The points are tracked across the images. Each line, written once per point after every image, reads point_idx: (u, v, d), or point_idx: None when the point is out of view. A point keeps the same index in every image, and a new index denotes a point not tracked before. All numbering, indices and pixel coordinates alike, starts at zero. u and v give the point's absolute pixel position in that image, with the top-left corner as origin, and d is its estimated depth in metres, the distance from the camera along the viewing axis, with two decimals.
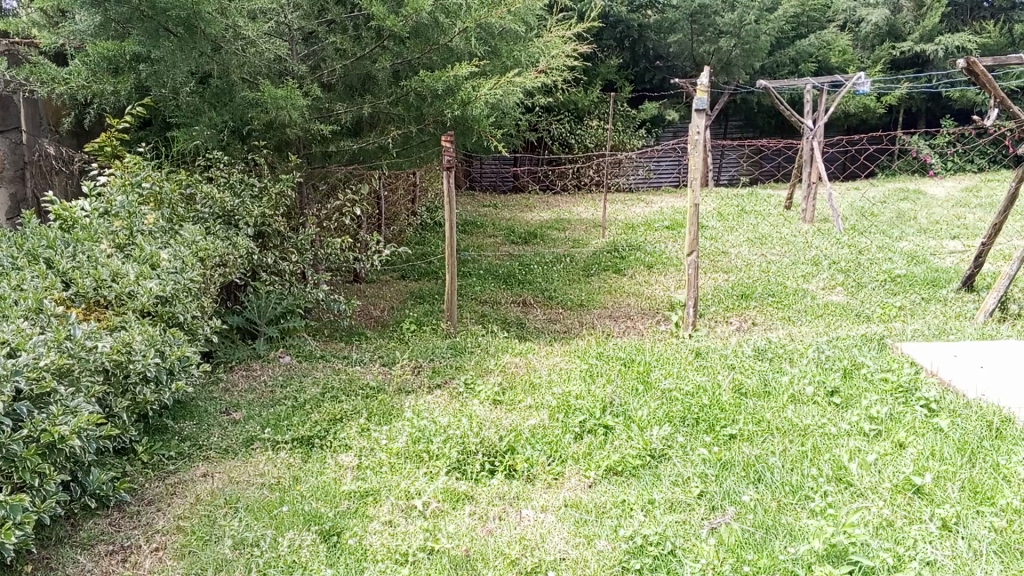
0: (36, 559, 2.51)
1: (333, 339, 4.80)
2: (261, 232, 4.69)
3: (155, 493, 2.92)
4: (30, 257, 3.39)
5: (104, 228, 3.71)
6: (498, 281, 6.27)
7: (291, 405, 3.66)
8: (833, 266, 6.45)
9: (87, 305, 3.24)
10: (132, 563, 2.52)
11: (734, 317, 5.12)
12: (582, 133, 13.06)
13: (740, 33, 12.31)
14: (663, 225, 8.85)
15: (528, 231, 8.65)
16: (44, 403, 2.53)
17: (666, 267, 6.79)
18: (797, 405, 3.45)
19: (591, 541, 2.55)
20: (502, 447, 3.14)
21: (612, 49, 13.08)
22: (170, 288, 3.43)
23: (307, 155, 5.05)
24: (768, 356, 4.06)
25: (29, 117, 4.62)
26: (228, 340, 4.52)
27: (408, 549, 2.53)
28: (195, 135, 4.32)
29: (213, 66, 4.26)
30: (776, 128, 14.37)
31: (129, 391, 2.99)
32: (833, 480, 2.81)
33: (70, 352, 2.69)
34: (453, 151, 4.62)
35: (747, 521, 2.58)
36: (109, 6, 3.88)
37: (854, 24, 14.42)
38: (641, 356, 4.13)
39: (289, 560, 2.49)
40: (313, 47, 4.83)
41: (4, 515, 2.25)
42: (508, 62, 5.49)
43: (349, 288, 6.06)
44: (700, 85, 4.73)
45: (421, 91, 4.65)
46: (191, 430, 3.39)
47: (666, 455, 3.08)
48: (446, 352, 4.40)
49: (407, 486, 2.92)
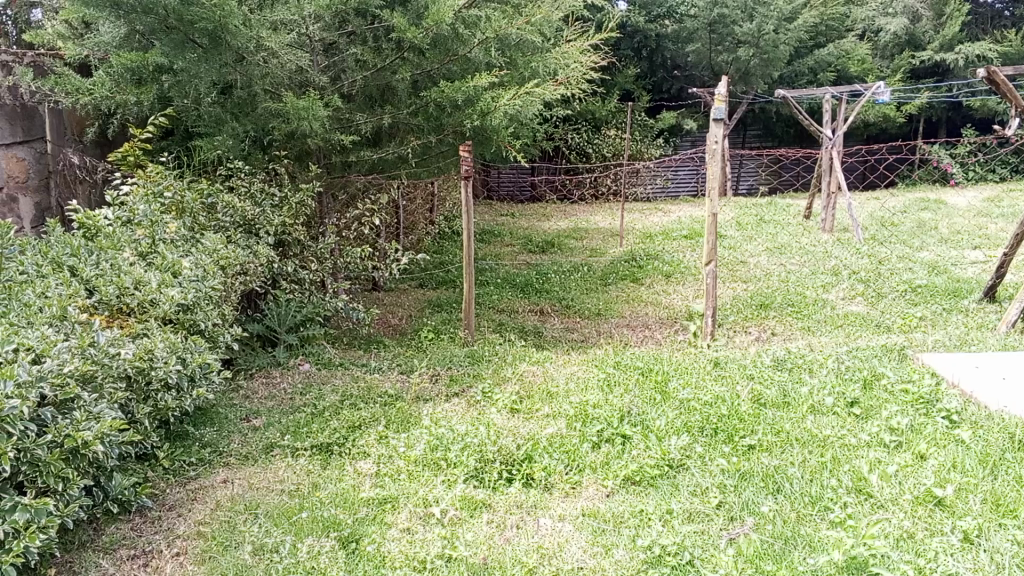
0: (59, 563, 2.54)
1: (351, 347, 4.83)
2: (282, 241, 4.74)
3: (176, 498, 2.95)
4: (54, 265, 3.42)
5: (127, 237, 3.74)
6: (515, 290, 6.29)
7: (310, 412, 3.68)
8: (853, 276, 6.40)
9: (110, 312, 3.30)
10: (153, 568, 2.55)
11: (753, 328, 5.09)
12: (600, 142, 13.03)
13: (759, 43, 12.29)
14: (682, 234, 8.83)
15: (546, 240, 8.65)
16: (68, 409, 2.57)
17: (684, 276, 6.78)
18: (816, 416, 3.43)
19: (609, 551, 2.54)
20: (519, 455, 3.14)
21: (629, 60, 13.19)
22: (192, 296, 3.48)
23: (328, 165, 5.09)
24: (787, 367, 4.04)
25: (53, 127, 4.67)
26: (248, 348, 4.56)
27: (426, 556, 2.53)
28: (217, 144, 4.38)
29: (236, 76, 4.33)
30: (795, 138, 14.30)
31: (151, 397, 3.01)
32: (853, 491, 2.79)
33: (94, 359, 2.74)
34: (472, 161, 4.64)
35: (766, 531, 2.57)
36: (135, 18, 3.96)
37: (873, 34, 14.40)
38: (660, 365, 4.12)
39: (308, 566, 2.50)
40: (334, 59, 4.84)
41: (29, 518, 2.28)
42: (526, 74, 5.53)
43: (368, 297, 6.10)
44: (718, 94, 4.70)
45: (441, 101, 4.71)
46: (212, 436, 3.42)
47: (684, 465, 3.06)
48: (464, 360, 4.41)
49: (425, 493, 2.93)
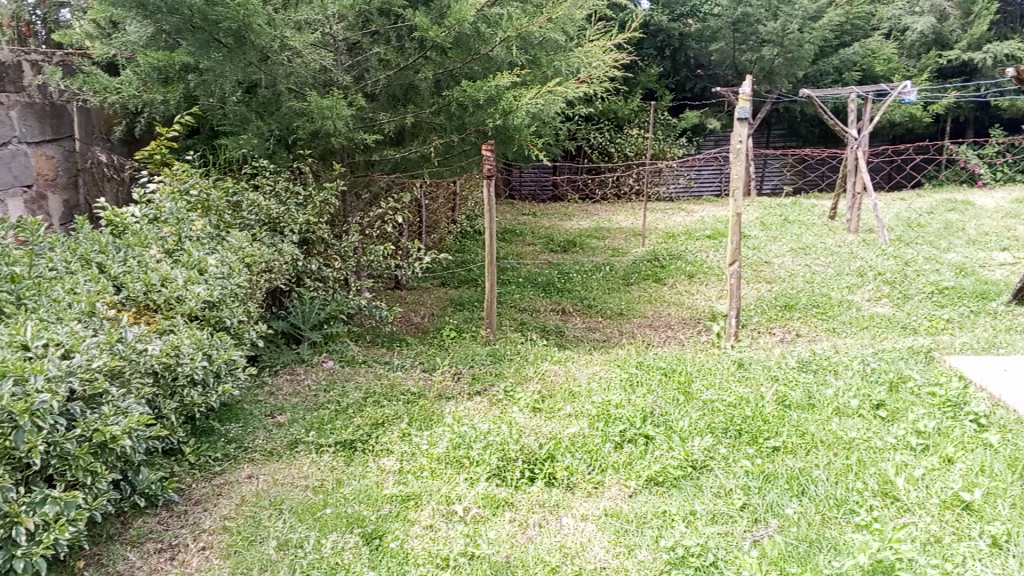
0: (88, 556, 2.58)
1: (374, 345, 4.86)
2: (306, 239, 4.78)
3: (202, 493, 2.98)
4: (83, 262, 3.46)
5: (153, 234, 3.77)
6: (536, 289, 6.30)
7: (334, 409, 3.71)
8: (879, 277, 6.34)
9: (138, 308, 3.31)
10: (180, 561, 2.57)
11: (777, 329, 5.05)
12: (623, 141, 13.00)
13: (784, 42, 12.20)
14: (705, 234, 8.79)
15: (567, 239, 8.65)
16: (96, 404, 2.60)
17: (708, 276, 6.75)
18: (841, 418, 3.40)
19: (632, 551, 2.54)
20: (541, 455, 3.15)
21: (652, 59, 13.21)
22: (218, 293, 3.52)
23: (351, 164, 5.12)
24: (812, 368, 4.00)
25: (82, 126, 4.74)
26: (273, 344, 4.60)
27: (449, 553, 2.54)
28: (243, 142, 4.43)
29: (261, 75, 4.36)
30: (819, 137, 14.18)
31: (177, 393, 3.05)
32: (879, 495, 2.76)
33: (122, 354, 2.77)
34: (494, 160, 4.65)
35: (790, 534, 2.56)
36: (162, 17, 4.00)
37: (899, 32, 14.15)
38: (683, 366, 4.11)
39: (332, 562, 2.52)
40: (358, 58, 4.86)
41: (58, 511, 2.32)
42: (548, 73, 5.53)
43: (390, 295, 6.12)
44: (742, 93, 4.68)
45: (464, 100, 4.72)
46: (237, 432, 3.45)
47: (707, 467, 3.05)
48: (486, 359, 4.42)
49: (448, 491, 2.94)
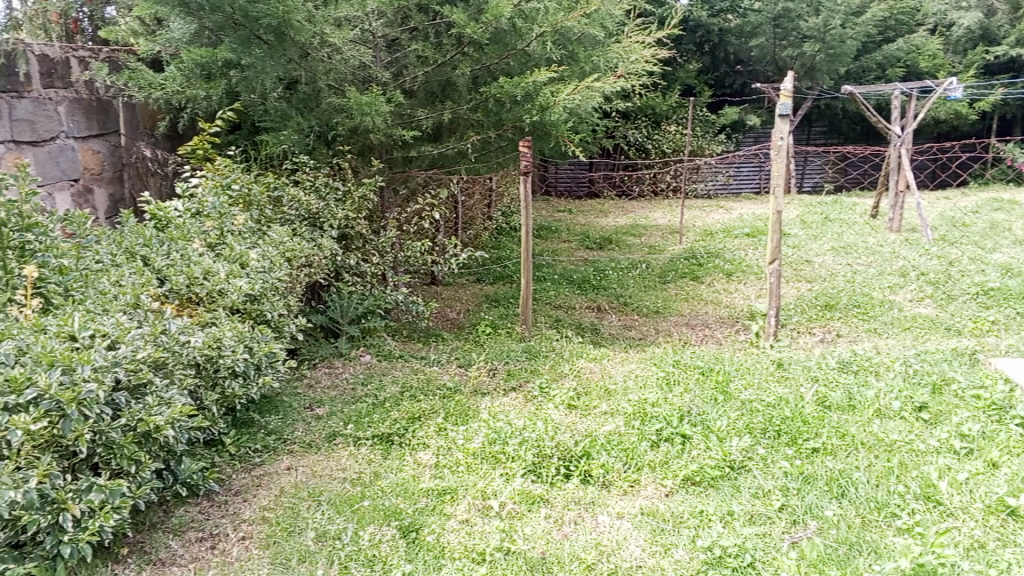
0: (131, 543, 2.63)
1: (410, 339, 4.89)
2: (344, 235, 4.82)
3: (242, 484, 3.02)
4: (128, 255, 3.53)
5: (196, 228, 3.82)
6: (572, 286, 6.29)
7: (371, 403, 3.74)
8: (922, 277, 6.22)
9: (180, 301, 3.37)
10: (220, 550, 2.61)
11: (817, 329, 4.98)
12: (660, 138, 12.93)
13: (826, 38, 12.02)
14: (744, 232, 8.70)
15: (603, 237, 8.62)
16: (141, 394, 2.65)
17: (747, 275, 6.68)
18: (883, 420, 3.35)
19: (668, 550, 2.53)
20: (577, 452, 3.14)
21: (691, 54, 13.09)
22: (259, 287, 3.57)
23: (389, 160, 5.15)
24: (853, 369, 3.95)
25: (127, 122, 4.83)
26: (311, 338, 4.65)
27: (485, 548, 2.55)
28: (283, 139, 4.50)
29: (301, 72, 4.40)
30: (861, 135, 13.96)
31: (219, 384, 3.10)
32: (921, 498, 2.72)
33: (165, 346, 2.82)
34: (531, 156, 4.65)
35: (830, 536, 2.53)
36: (204, 15, 4.05)
37: (944, 28, 13.96)
38: (721, 366, 4.07)
39: (369, 554, 2.54)
40: (397, 54, 4.89)
41: (103, 498, 2.37)
42: (586, 69, 5.51)
43: (427, 291, 6.16)
44: (783, 89, 4.62)
45: (501, 96, 4.72)
46: (277, 424, 3.50)
47: (745, 467, 3.02)
48: (521, 355, 4.42)
49: (483, 486, 2.95)
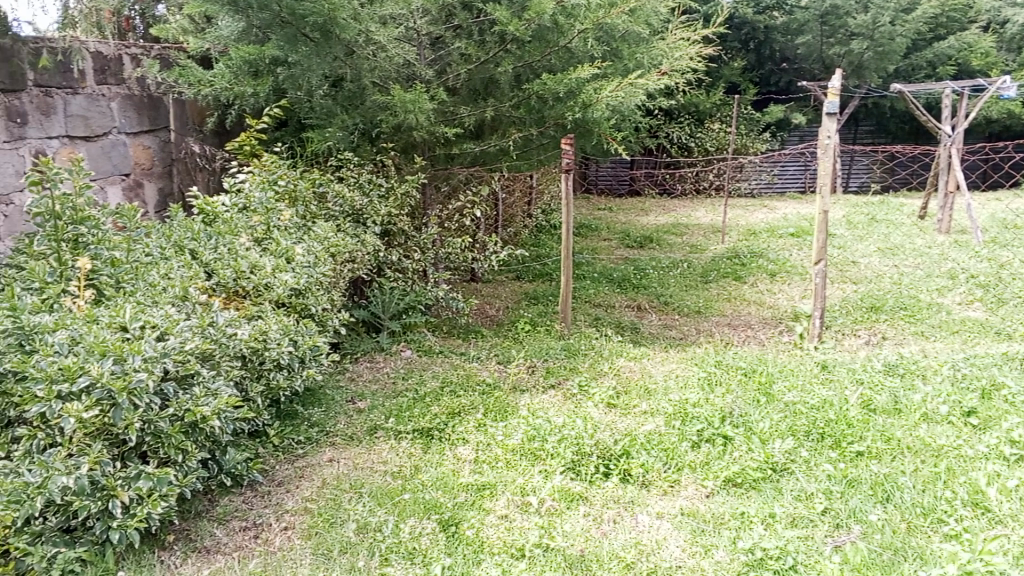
0: (177, 530, 2.69)
1: (450, 335, 4.93)
2: (387, 231, 4.87)
3: (285, 475, 3.07)
4: (177, 248, 3.60)
5: (243, 223, 3.88)
6: (612, 285, 6.27)
7: (412, 397, 3.78)
8: (972, 280, 6.09)
9: (227, 294, 3.42)
10: (263, 539, 2.66)
11: (862, 331, 4.91)
12: (704, 135, 12.82)
13: (874, 35, 11.84)
14: (788, 232, 8.59)
15: (644, 235, 8.58)
16: (189, 384, 2.70)
17: (791, 276, 6.60)
18: (930, 424, 3.28)
19: (709, 551, 2.51)
20: (616, 451, 3.14)
21: (736, 51, 12.95)
22: (304, 281, 3.62)
23: (432, 157, 5.19)
24: (899, 373, 3.88)
25: (177, 118, 4.92)
26: (353, 333, 4.71)
27: (524, 544, 2.56)
28: (328, 136, 4.57)
29: (346, 69, 4.45)
30: (910, 134, 13.68)
31: (264, 376, 3.15)
32: (969, 505, 2.66)
33: (212, 338, 2.88)
34: (573, 154, 4.64)
35: (874, 541, 2.49)
36: (252, 14, 4.08)
37: (998, 25, 13.56)
38: (764, 367, 4.03)
39: (410, 546, 2.57)
40: (440, 53, 4.91)
41: (152, 486, 2.42)
42: (629, 66, 5.48)
43: (467, 287, 6.19)
44: (830, 87, 4.55)
45: (543, 93, 4.72)
46: (319, 417, 3.55)
47: (788, 469, 2.98)
48: (561, 353, 4.43)
49: (523, 482, 2.96)
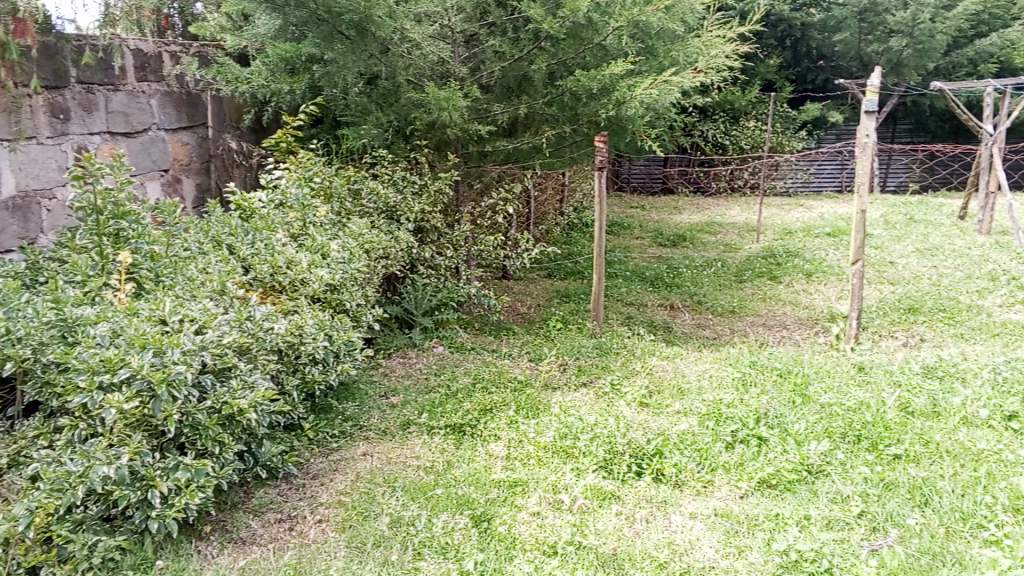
0: (214, 521, 2.73)
1: (482, 332, 4.94)
2: (420, 227, 4.89)
3: (319, 468, 3.10)
4: (215, 243, 3.65)
5: (280, 219, 3.92)
6: (645, 283, 6.24)
7: (444, 393, 3.80)
8: (1013, 282, 5.97)
9: (264, 289, 3.46)
10: (298, 532, 2.69)
11: (900, 333, 4.84)
12: (738, 133, 12.72)
13: (914, 32, 11.64)
14: (824, 232, 8.49)
15: (677, 234, 8.53)
16: (226, 377, 2.74)
17: (827, 276, 6.52)
18: (969, 428, 3.23)
19: (742, 552, 2.49)
20: (649, 450, 3.12)
21: (772, 48, 12.69)
22: (339, 277, 3.65)
23: (465, 154, 5.20)
24: (938, 375, 3.82)
25: (214, 114, 4.97)
26: (386, 329, 4.74)
27: (556, 541, 2.56)
28: (362, 133, 4.68)
29: (381, 67, 4.47)
30: (950, 133, 13.43)
31: (299, 370, 3.19)
32: (1010, 510, 2.61)
33: (250, 332, 2.91)
34: (607, 151, 4.63)
35: (911, 545, 2.46)
36: (289, 11, 4.12)
37: None
38: (799, 368, 3.99)
39: (442, 541, 2.59)
40: (474, 50, 4.95)
41: (189, 477, 2.45)
42: (664, 63, 5.44)
43: (499, 285, 6.20)
44: (870, 85, 4.48)
45: (577, 91, 4.72)
46: (353, 411, 3.58)
47: (823, 471, 2.95)
48: (592, 351, 4.42)
49: (555, 480, 2.96)
